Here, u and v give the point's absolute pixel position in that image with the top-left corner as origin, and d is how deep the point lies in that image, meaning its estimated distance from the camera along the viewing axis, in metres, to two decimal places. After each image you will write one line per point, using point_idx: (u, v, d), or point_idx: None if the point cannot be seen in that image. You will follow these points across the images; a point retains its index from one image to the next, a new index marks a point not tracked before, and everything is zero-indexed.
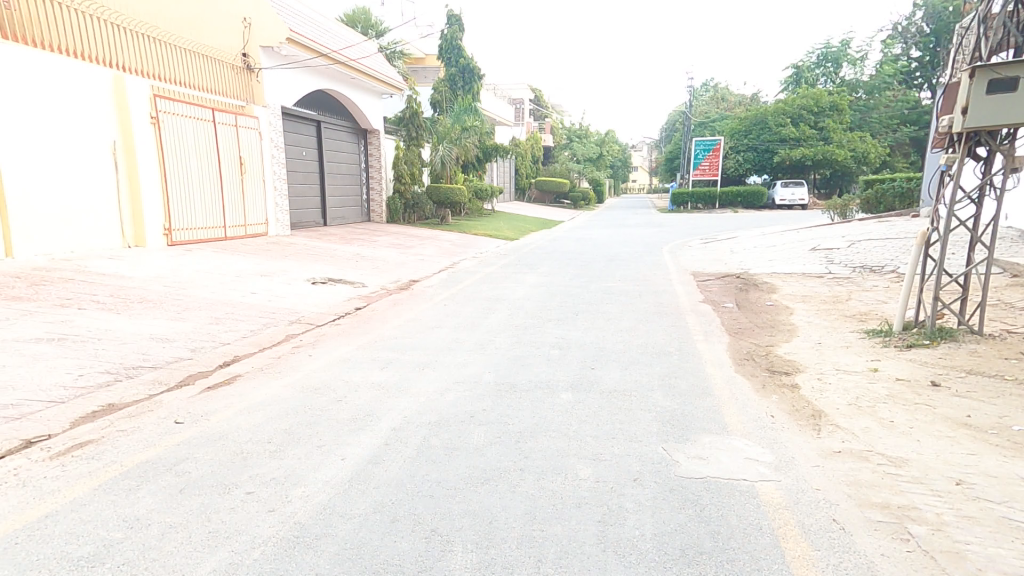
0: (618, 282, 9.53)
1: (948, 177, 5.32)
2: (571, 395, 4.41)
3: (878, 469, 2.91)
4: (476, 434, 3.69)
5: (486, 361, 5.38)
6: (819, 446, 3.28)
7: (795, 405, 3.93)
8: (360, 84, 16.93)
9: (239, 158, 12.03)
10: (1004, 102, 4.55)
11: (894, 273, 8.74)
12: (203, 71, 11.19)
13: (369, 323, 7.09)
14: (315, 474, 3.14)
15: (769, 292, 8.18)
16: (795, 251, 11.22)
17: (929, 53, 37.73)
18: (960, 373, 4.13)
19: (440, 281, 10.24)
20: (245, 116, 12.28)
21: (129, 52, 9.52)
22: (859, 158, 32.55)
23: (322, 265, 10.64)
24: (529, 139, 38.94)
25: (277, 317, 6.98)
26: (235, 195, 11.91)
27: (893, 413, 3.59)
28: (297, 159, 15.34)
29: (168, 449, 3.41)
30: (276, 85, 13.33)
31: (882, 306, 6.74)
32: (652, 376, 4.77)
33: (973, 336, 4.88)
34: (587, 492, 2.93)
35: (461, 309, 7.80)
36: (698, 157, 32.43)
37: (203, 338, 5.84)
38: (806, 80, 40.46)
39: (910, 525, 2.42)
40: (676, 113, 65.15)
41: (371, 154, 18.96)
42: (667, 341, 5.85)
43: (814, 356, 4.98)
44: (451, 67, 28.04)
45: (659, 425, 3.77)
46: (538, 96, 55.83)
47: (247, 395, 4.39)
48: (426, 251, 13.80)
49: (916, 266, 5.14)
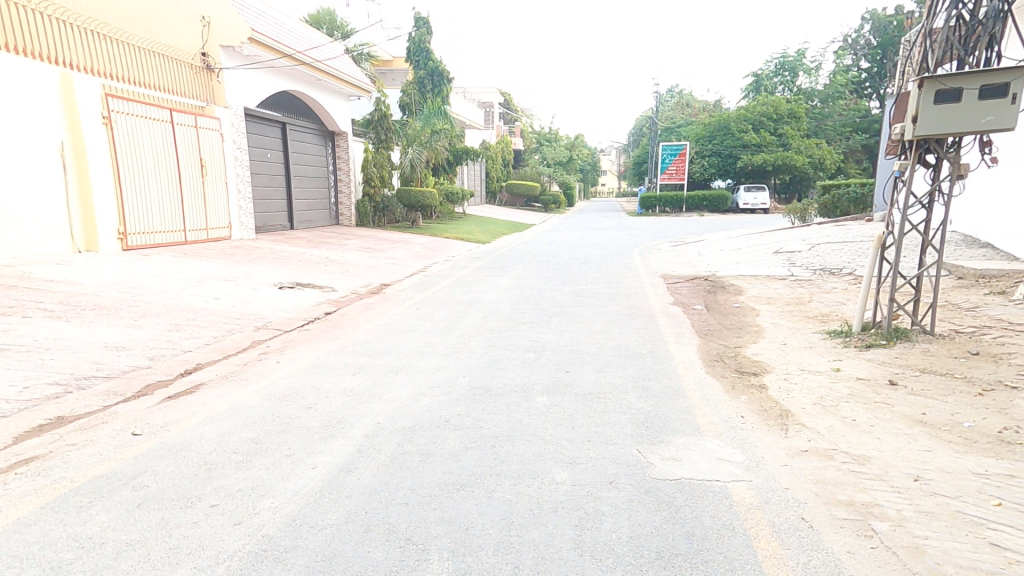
0: (591, 284, 9.62)
1: (901, 182, 5.56)
2: (547, 399, 4.41)
3: (842, 467, 3.02)
4: (452, 440, 3.65)
5: (460, 366, 5.33)
6: (787, 445, 3.37)
7: (764, 405, 4.04)
8: (326, 85, 16.58)
9: (200, 160, 11.60)
10: (949, 112, 4.81)
11: (852, 275, 9.14)
12: (158, 70, 10.74)
13: (340, 328, 6.92)
14: (284, 484, 3.02)
15: (736, 294, 8.42)
16: (759, 254, 11.60)
17: (877, 64, 39.83)
18: (915, 372, 4.34)
19: (412, 284, 10.11)
20: (205, 117, 11.85)
21: (78, 48, 9.04)
22: (816, 163, 33.97)
23: (289, 269, 10.34)
24: (500, 142, 39.03)
25: (242, 323, 6.73)
26: (195, 198, 11.46)
27: (855, 412, 3.73)
28: (262, 161, 14.88)
29: (124, 463, 3.23)
30: (238, 85, 12.91)
31: (842, 307, 7.03)
32: (627, 378, 4.83)
33: (925, 335, 5.14)
34: (564, 496, 2.93)
35: (435, 313, 7.72)
36: (665, 161, 33.19)
37: (162, 346, 5.57)
38: (765, 88, 42.06)
39: (873, 521, 2.51)
40: (643, 119, 66.53)
41: (339, 156, 18.58)
42: (640, 343, 5.93)
43: (780, 357, 5.14)
44: (420, 70, 27.82)
45: (633, 427, 3.81)
46: (508, 100, 56.07)
47: (210, 404, 4.21)
48: (396, 255, 13.61)
49: (874, 269, 5.36)
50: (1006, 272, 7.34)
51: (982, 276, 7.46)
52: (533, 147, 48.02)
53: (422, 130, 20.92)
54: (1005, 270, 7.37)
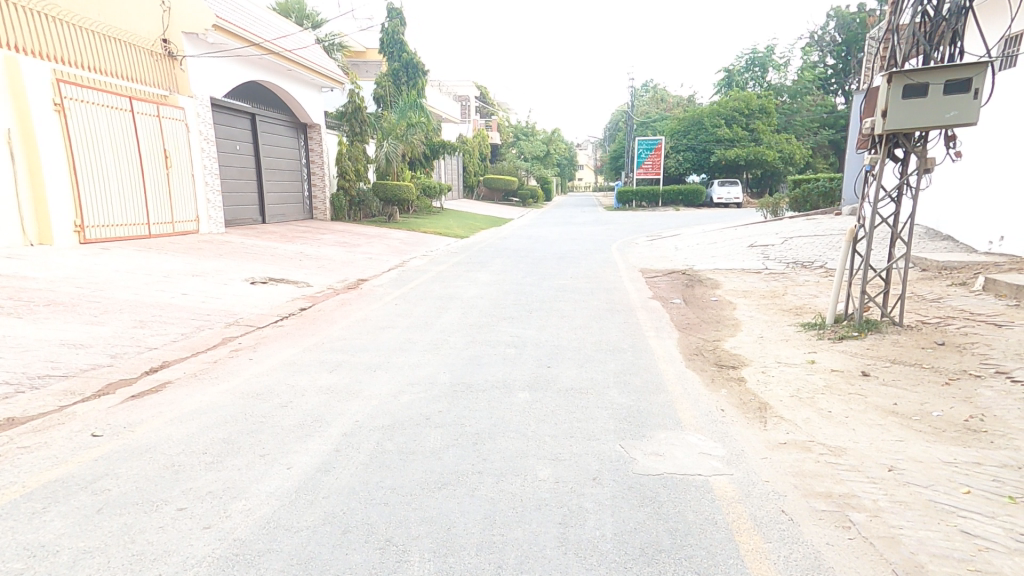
0: (570, 279, 9.63)
1: (871, 176, 5.67)
2: (529, 395, 4.38)
3: (819, 459, 3.07)
4: (433, 438, 3.59)
5: (441, 362, 5.26)
6: (765, 438, 3.42)
7: (743, 398, 4.10)
8: (297, 76, 16.11)
9: (164, 151, 11.15)
10: (916, 106, 4.92)
11: (823, 268, 9.37)
12: (115, 57, 10.25)
13: (315, 324, 6.74)
14: (258, 486, 2.91)
15: (713, 287, 8.55)
16: (735, 247, 11.78)
17: (842, 61, 40.97)
18: (886, 363, 4.45)
19: (390, 280, 9.95)
20: (168, 106, 11.37)
21: (25, 31, 8.54)
22: (785, 158, 34.76)
23: (262, 264, 10.04)
24: (477, 136, 38.71)
25: (211, 319, 6.49)
26: (159, 191, 11.01)
27: (829, 403, 3.81)
28: (230, 153, 14.40)
29: (84, 466, 3.06)
30: (202, 74, 12.43)
31: (815, 300, 7.19)
32: (608, 373, 4.83)
33: (895, 327, 5.29)
34: (547, 493, 2.90)
35: (413, 309, 7.59)
36: (641, 156, 33.43)
37: (126, 344, 5.33)
38: (737, 83, 42.82)
39: (849, 512, 2.56)
40: (618, 114, 66.96)
41: (313, 149, 18.12)
42: (620, 337, 5.95)
43: (757, 350, 5.23)
44: (394, 62, 27.33)
45: (615, 422, 3.81)
46: (484, 93, 55.68)
47: (178, 404, 4.03)
48: (372, 250, 13.36)
49: (846, 262, 5.47)
50: (967, 263, 7.64)
51: (944, 268, 7.74)
52: (509, 141, 47.76)
53: (398, 123, 20.50)
54: (965, 261, 7.66)
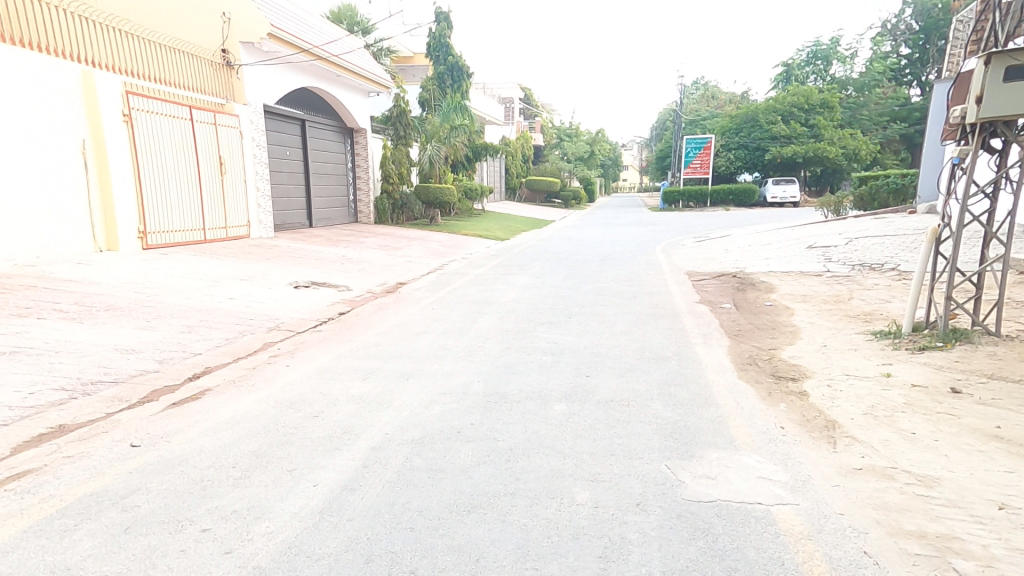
0: (612, 282, 9.25)
1: (960, 170, 5.02)
2: (566, 406, 4.11)
3: (905, 490, 2.63)
4: (463, 452, 3.39)
5: (475, 369, 5.07)
6: (836, 462, 2.99)
7: (806, 414, 3.66)
8: (345, 82, 16.51)
9: (219, 158, 11.62)
10: (1021, 90, 4.29)
11: (895, 271, 8.54)
12: (178, 68, 10.75)
13: (352, 329, 6.73)
14: (282, 505, 2.79)
15: (767, 291, 7.95)
16: (792, 248, 10.99)
17: (918, 50, 38.10)
18: (981, 379, 3.87)
19: (429, 283, 9.91)
20: (224, 114, 11.85)
21: (100, 46, 9.06)
22: (849, 155, 32.61)
23: (306, 268, 10.25)
24: (519, 138, 38.63)
25: (255, 324, 6.59)
26: (214, 196, 11.47)
27: (913, 424, 3.32)
28: (281, 159, 14.91)
29: (118, 479, 3.05)
30: (256, 82, 12.90)
31: (886, 306, 6.51)
32: (652, 384, 4.48)
33: (988, 337, 4.63)
34: (586, 520, 2.62)
35: (450, 313, 7.47)
36: (690, 155, 32.27)
37: (172, 349, 5.46)
38: (796, 77, 40.72)
39: (953, 560, 2.14)
40: (666, 113, 65.33)
41: (358, 154, 18.54)
42: (665, 345, 5.56)
43: (820, 360, 4.72)
44: (440, 66, 27.70)
45: (660, 438, 3.48)
46: (529, 95, 55.64)
47: (213, 412, 4.02)
48: (414, 253, 13.46)
49: (928, 264, 4.85)
50: None
51: None
52: (553, 142, 47.35)
53: (442, 126, 20.68)
54: None
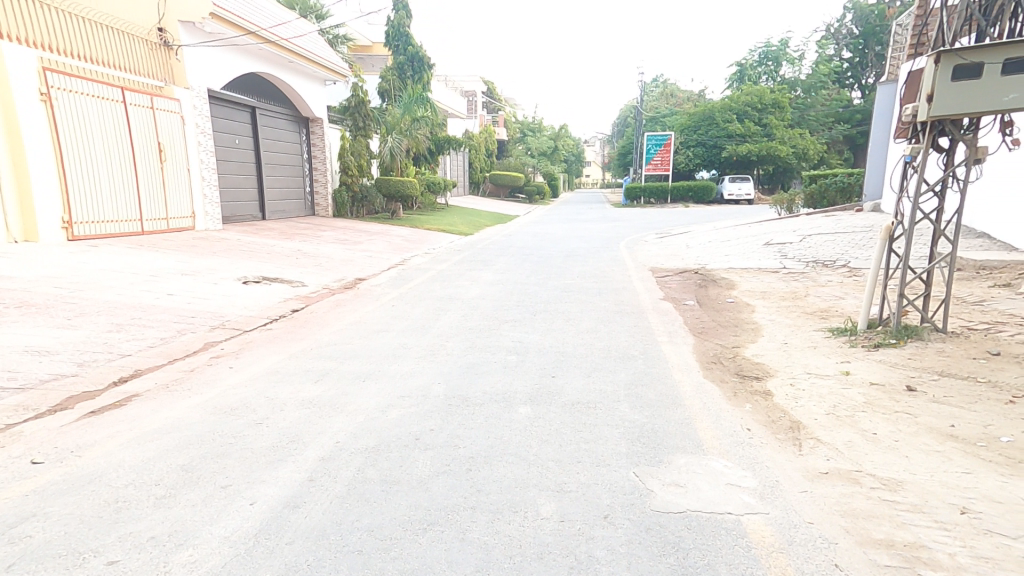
0: (577, 278, 9.17)
1: (911, 168, 5.12)
2: (531, 410, 3.94)
3: (871, 495, 2.61)
4: (421, 462, 3.17)
5: (436, 371, 4.84)
6: (803, 466, 2.96)
7: (771, 415, 3.65)
8: (298, 68, 15.76)
9: (158, 144, 10.80)
10: (970, 89, 4.35)
11: (846, 267, 8.84)
12: (107, 45, 9.90)
13: (305, 328, 6.33)
14: (211, 528, 2.49)
15: (728, 288, 8.06)
16: (750, 245, 11.24)
17: (859, 54, 40.09)
18: (933, 376, 3.95)
19: (389, 279, 9.55)
20: (163, 97, 11.02)
21: (11, 16, 8.19)
22: (799, 154, 33.97)
23: (256, 263, 9.67)
24: (483, 132, 38.21)
25: (195, 322, 6.11)
26: (153, 185, 10.66)
27: (874, 423, 3.33)
28: (230, 147, 14.07)
29: (13, 503, 2.66)
30: (200, 64, 12.08)
31: (841, 302, 6.69)
32: (618, 384, 4.38)
33: (937, 334, 4.77)
34: (551, 537, 2.46)
35: (411, 311, 7.17)
36: (650, 152, 32.77)
37: (97, 350, 4.95)
38: (749, 77, 42.12)
39: (922, 570, 2.10)
40: (626, 110, 66.32)
41: (314, 144, 17.77)
42: (630, 343, 5.49)
43: (782, 358, 4.76)
44: (400, 55, 26.98)
45: (627, 444, 3.37)
46: (491, 89, 55.23)
47: (139, 420, 3.62)
48: (374, 247, 12.97)
49: (882, 261, 4.95)
50: (1007, 264, 7.09)
51: (983, 268, 7.20)
52: (516, 136, 47.02)
53: (402, 117, 20.07)
54: (1006, 261, 7.16)
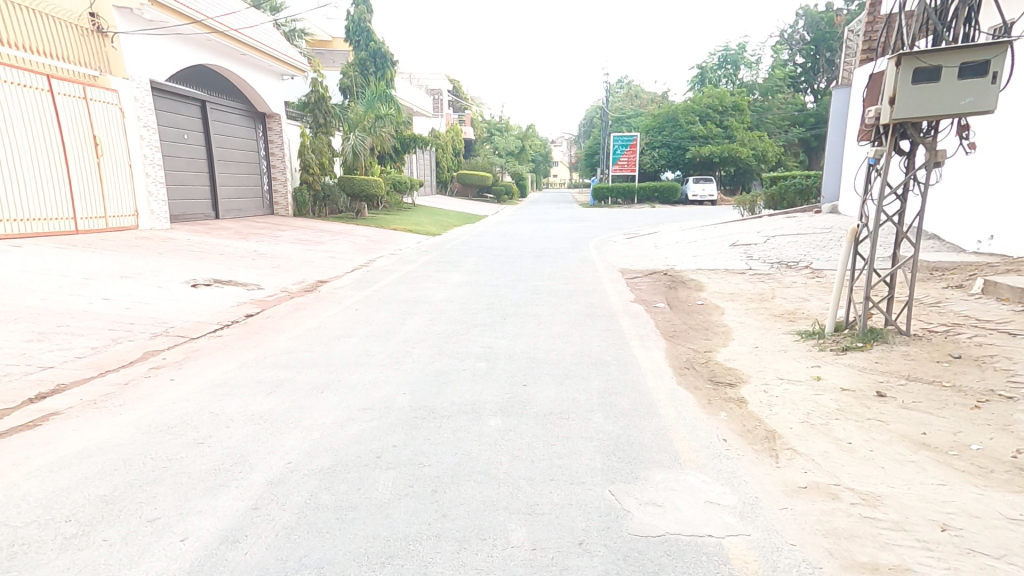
0: (546, 280, 9.03)
1: (874, 171, 5.17)
2: (501, 422, 3.74)
3: (852, 512, 2.53)
4: (382, 485, 2.92)
5: (401, 380, 4.56)
6: (781, 480, 2.88)
7: (747, 424, 3.57)
8: (252, 62, 15.04)
9: (93, 138, 10.02)
10: (929, 92, 4.39)
11: (809, 268, 9.03)
12: (29, 30, 9.11)
13: (259, 334, 5.94)
14: (131, 573, 2.16)
15: (697, 289, 8.08)
16: (716, 246, 11.39)
17: (811, 59, 41.73)
18: (901, 381, 3.97)
19: (352, 281, 9.17)
20: (97, 88, 10.25)
21: None
22: (758, 155, 35.02)
23: (206, 264, 9.09)
24: (450, 130, 37.74)
25: (134, 329, 5.62)
26: (89, 182, 9.89)
27: (848, 432, 3.30)
28: (177, 143, 13.29)
29: None
30: (139, 54, 11.32)
31: (806, 304, 6.77)
32: (591, 393, 4.23)
33: (901, 336, 4.84)
34: (522, 569, 2.27)
35: (375, 315, 6.85)
36: (617, 152, 33.07)
37: (13, 363, 4.44)
38: (709, 80, 43.25)
39: None
40: (593, 111, 67.08)
41: (272, 141, 17.03)
42: (602, 348, 5.37)
43: (753, 363, 4.73)
44: (362, 51, 26.29)
45: (602, 458, 3.22)
46: (457, 87, 54.72)
47: (56, 443, 3.20)
48: (336, 248, 12.48)
49: (847, 264, 4.98)
50: (958, 265, 7.36)
51: (936, 269, 7.45)
52: (483, 135, 46.67)
53: (366, 114, 19.53)
54: (956, 262, 7.44)
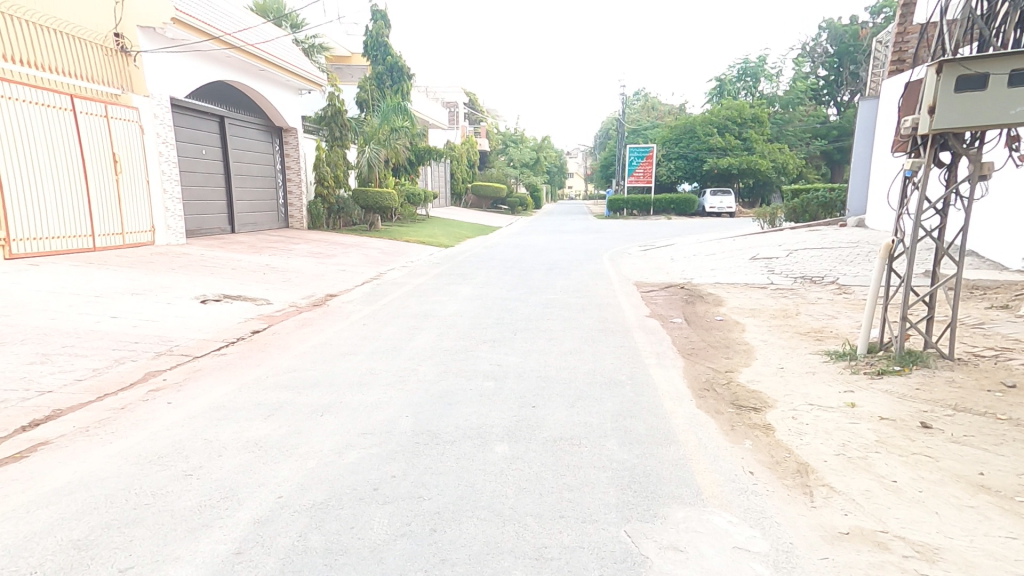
0: (559, 294, 8.78)
1: (910, 184, 4.84)
2: (508, 449, 3.49)
3: (905, 567, 2.22)
4: (378, 522, 2.69)
5: (404, 402, 4.34)
6: (819, 523, 2.57)
7: (775, 456, 3.26)
8: (270, 77, 15.23)
9: (113, 155, 10.12)
10: (973, 101, 4.09)
11: (835, 284, 8.64)
12: (55, 51, 9.27)
13: (264, 352, 5.80)
14: None
15: (716, 304, 7.76)
16: (736, 259, 11.02)
17: (834, 71, 41.13)
18: (947, 411, 3.62)
19: (361, 295, 9.04)
20: (119, 106, 10.38)
21: None
22: (778, 168, 34.40)
23: (218, 279, 9.04)
24: (466, 142, 37.95)
25: (138, 349, 5.52)
26: (107, 199, 9.98)
27: (892, 468, 2.97)
28: (195, 158, 13.44)
29: None
30: (160, 72, 11.48)
31: (834, 322, 6.40)
32: (604, 416, 3.96)
33: (943, 361, 4.47)
34: None
35: (382, 331, 6.67)
36: (633, 164, 32.80)
37: (12, 386, 4.33)
38: (728, 92, 42.93)
39: None
40: (608, 123, 67.18)
41: (288, 155, 17.20)
42: (616, 366, 5.09)
43: (779, 385, 4.41)
44: (379, 64, 26.64)
45: (617, 492, 2.94)
46: (473, 100, 55.25)
47: (40, 478, 3.05)
48: (348, 260, 12.41)
49: (881, 282, 4.65)
50: (1001, 284, 6.95)
51: (977, 288, 7.02)
52: (499, 147, 46.74)
53: (382, 126, 19.67)
54: (998, 281, 7.02)
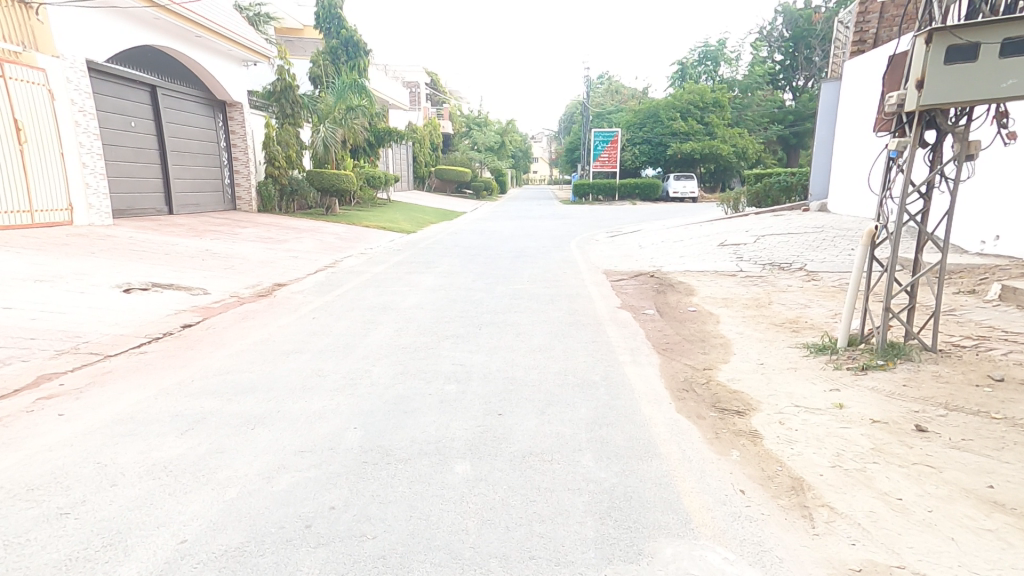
0: (526, 283, 8.33)
1: (894, 165, 4.60)
2: (469, 469, 3.03)
3: None
4: (305, 574, 2.18)
5: (353, 411, 3.81)
6: (825, 556, 2.24)
7: (766, 469, 2.94)
8: (208, 45, 13.96)
9: (15, 122, 8.88)
10: (964, 74, 3.83)
11: (803, 270, 8.58)
12: None
13: (193, 349, 5.11)
14: None
15: (687, 293, 7.51)
16: (704, 246, 10.86)
17: (790, 57, 41.90)
18: (940, 411, 3.39)
19: (312, 284, 8.32)
20: (20, 66, 9.06)
21: None
22: (738, 153, 34.91)
23: (147, 265, 8.13)
24: (429, 125, 36.77)
25: (36, 347, 4.73)
26: (11, 171, 8.77)
27: (895, 483, 2.69)
28: (123, 131, 12.17)
29: None
30: (72, 31, 10.18)
31: (808, 311, 6.23)
32: (577, 425, 3.56)
33: (926, 353, 4.29)
34: None
35: (333, 325, 6.07)
36: (598, 148, 32.44)
37: None
38: (690, 76, 43.20)
39: None
40: (572, 107, 66.81)
41: (234, 131, 15.95)
42: (589, 365, 4.69)
43: (762, 384, 4.13)
44: (333, 39, 25.28)
45: (596, 523, 2.53)
46: (435, 80, 53.58)
47: None
48: (301, 247, 11.55)
49: (864, 269, 4.40)
50: (966, 268, 6.96)
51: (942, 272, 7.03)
52: (462, 130, 45.40)
53: (336, 106, 18.73)
54: (963, 265, 7.04)
